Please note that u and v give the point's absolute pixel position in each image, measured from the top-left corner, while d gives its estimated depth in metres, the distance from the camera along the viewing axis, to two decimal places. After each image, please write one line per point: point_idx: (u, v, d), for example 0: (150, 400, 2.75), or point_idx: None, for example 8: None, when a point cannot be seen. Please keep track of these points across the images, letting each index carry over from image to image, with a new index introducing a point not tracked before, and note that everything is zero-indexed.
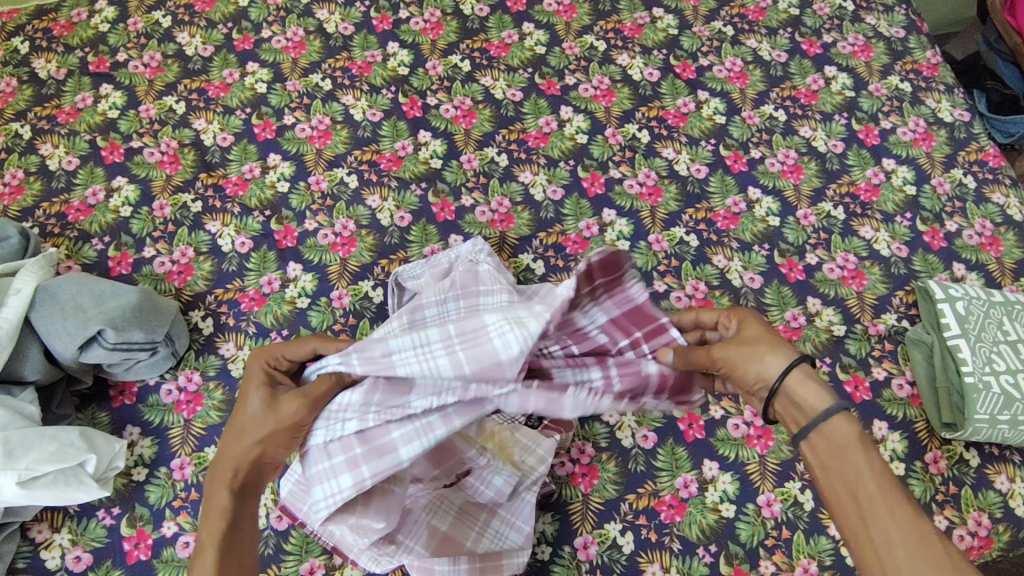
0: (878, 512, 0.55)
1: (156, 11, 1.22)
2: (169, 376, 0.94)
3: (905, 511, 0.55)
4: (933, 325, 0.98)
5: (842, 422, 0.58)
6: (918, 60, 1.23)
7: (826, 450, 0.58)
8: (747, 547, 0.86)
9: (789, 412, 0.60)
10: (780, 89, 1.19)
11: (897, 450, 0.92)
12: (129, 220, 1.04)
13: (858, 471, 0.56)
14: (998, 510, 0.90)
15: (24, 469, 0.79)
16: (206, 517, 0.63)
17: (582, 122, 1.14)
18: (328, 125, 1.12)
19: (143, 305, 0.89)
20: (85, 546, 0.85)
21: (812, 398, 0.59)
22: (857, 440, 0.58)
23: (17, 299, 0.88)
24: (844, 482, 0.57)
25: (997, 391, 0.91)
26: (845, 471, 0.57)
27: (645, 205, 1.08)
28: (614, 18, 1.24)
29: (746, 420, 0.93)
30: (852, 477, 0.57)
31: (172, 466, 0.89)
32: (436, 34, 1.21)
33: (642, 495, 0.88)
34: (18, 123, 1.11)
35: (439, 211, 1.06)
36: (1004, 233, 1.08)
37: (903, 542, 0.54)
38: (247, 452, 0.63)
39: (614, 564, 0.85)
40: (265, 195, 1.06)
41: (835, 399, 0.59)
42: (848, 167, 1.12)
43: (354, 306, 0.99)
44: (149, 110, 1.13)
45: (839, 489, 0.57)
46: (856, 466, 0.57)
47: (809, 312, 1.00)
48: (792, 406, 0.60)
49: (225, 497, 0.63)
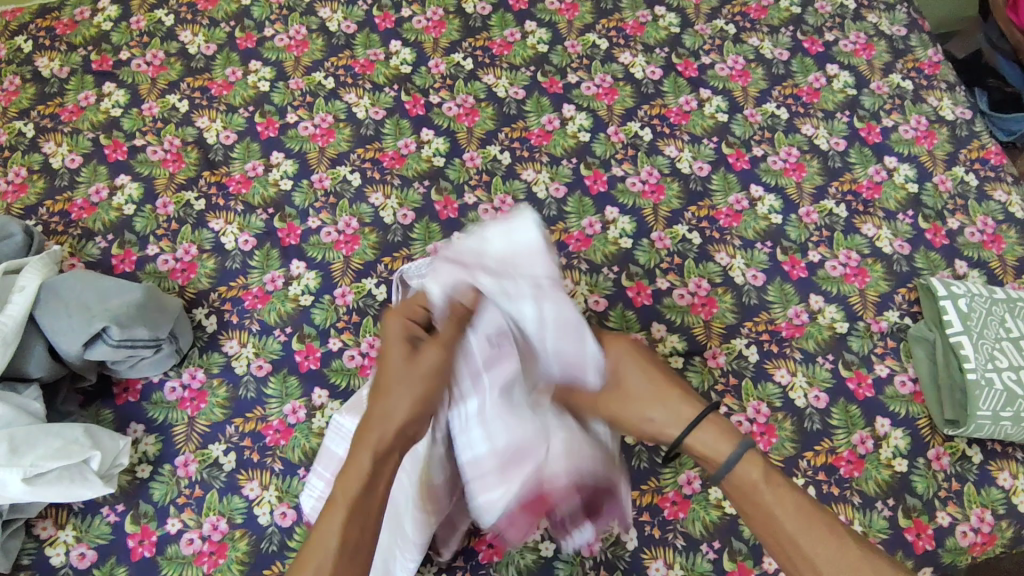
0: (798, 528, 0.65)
1: (158, 10, 1.22)
2: (173, 373, 0.94)
3: (807, 521, 0.65)
4: (935, 322, 0.98)
5: (744, 459, 0.70)
6: (920, 58, 1.23)
7: (733, 486, 0.70)
8: (750, 543, 0.87)
9: (702, 452, 0.74)
10: (782, 87, 1.19)
11: (900, 446, 0.93)
12: (132, 218, 1.04)
13: (774, 511, 0.66)
14: (1001, 507, 0.90)
15: (30, 465, 0.79)
16: (346, 477, 0.64)
17: (585, 120, 1.15)
18: (331, 123, 1.12)
19: (148, 302, 0.90)
20: (89, 542, 0.85)
21: (719, 432, 0.73)
22: (765, 473, 0.69)
23: (22, 296, 0.88)
24: (771, 502, 0.67)
25: (999, 388, 0.91)
26: (763, 495, 0.67)
27: (648, 203, 1.08)
28: (616, 17, 1.25)
29: (749, 417, 0.93)
30: (769, 511, 0.67)
31: (176, 462, 0.90)
32: (439, 32, 1.22)
33: (645, 491, 0.89)
34: (22, 122, 1.11)
35: (442, 208, 1.06)
36: (1006, 230, 1.08)
37: (810, 544, 0.64)
38: (394, 409, 0.68)
39: (618, 560, 0.85)
40: (268, 193, 1.06)
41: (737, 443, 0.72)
42: (850, 164, 1.12)
43: (357, 303, 0.99)
44: (151, 109, 1.13)
45: (780, 543, 0.66)
46: (769, 495, 0.67)
47: (812, 309, 1.00)
48: (700, 457, 0.74)
49: (365, 459, 0.65)
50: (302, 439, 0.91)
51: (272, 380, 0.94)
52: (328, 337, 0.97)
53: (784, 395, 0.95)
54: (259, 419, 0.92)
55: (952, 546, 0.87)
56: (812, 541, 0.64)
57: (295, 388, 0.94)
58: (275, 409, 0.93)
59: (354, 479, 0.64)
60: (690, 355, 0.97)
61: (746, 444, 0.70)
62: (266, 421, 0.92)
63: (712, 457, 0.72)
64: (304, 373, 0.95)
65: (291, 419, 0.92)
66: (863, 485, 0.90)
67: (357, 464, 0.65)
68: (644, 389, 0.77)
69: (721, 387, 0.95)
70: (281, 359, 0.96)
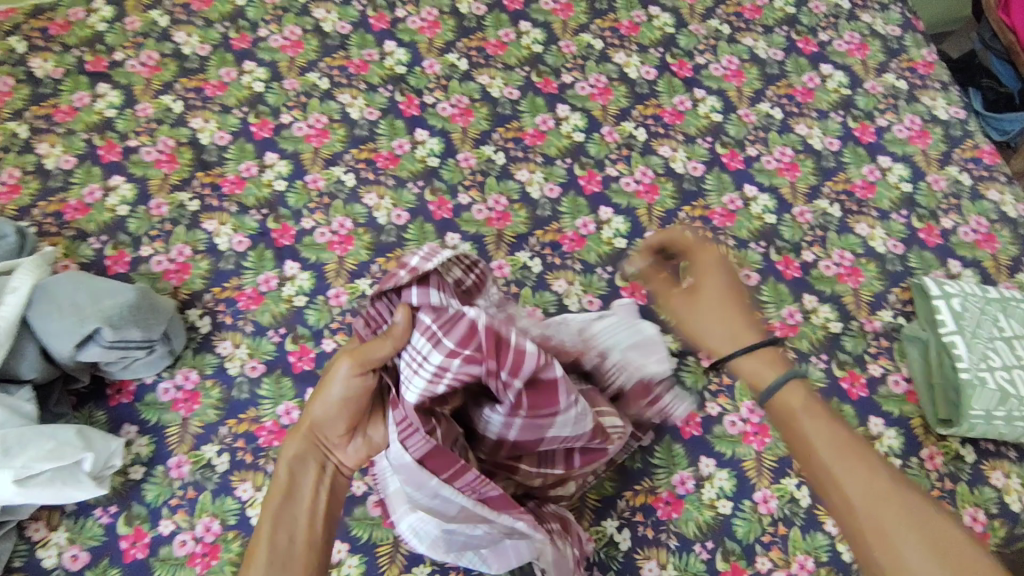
0: (864, 493, 0.58)
1: (153, 11, 1.22)
2: (166, 374, 0.94)
3: (867, 465, 0.60)
4: (928, 321, 0.98)
5: (795, 388, 0.66)
6: (914, 58, 1.23)
7: (801, 397, 0.65)
8: (744, 543, 0.86)
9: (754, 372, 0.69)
10: (776, 87, 1.19)
11: (894, 445, 0.93)
12: (126, 219, 1.04)
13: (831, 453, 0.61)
14: (994, 506, 0.90)
15: (21, 467, 0.79)
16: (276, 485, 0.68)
17: (579, 120, 1.15)
18: (325, 124, 1.12)
19: (141, 303, 0.89)
20: (82, 544, 0.85)
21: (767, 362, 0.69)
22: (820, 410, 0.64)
23: (14, 297, 0.88)
24: (813, 432, 0.63)
25: (993, 387, 0.91)
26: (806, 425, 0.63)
27: (642, 203, 1.08)
28: (611, 17, 1.25)
29: (742, 417, 0.93)
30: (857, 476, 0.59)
31: (169, 464, 0.90)
32: (433, 32, 1.22)
33: (639, 492, 0.89)
34: (15, 122, 1.11)
35: (436, 209, 1.06)
36: (999, 230, 1.08)
37: (859, 487, 0.59)
38: (315, 416, 0.68)
39: (611, 560, 0.85)
40: (262, 194, 1.07)
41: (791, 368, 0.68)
42: (844, 164, 1.12)
43: (351, 304, 0.99)
44: (146, 109, 1.13)
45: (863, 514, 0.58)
46: (829, 419, 0.63)
47: (806, 309, 1.01)
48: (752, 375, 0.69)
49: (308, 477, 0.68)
50: None
51: (265, 381, 0.94)
52: (322, 338, 0.97)
53: None
54: (253, 420, 0.92)
55: None
56: (876, 499, 0.58)
57: (289, 389, 0.94)
58: (269, 410, 0.92)
59: (276, 490, 0.67)
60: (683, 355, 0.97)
61: (795, 371, 0.67)
62: (260, 422, 0.92)
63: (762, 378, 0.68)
64: (298, 373, 0.95)
65: (285, 420, 0.92)
66: None
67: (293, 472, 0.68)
68: (715, 294, 0.76)
69: (714, 387, 0.95)
70: (274, 360, 0.96)
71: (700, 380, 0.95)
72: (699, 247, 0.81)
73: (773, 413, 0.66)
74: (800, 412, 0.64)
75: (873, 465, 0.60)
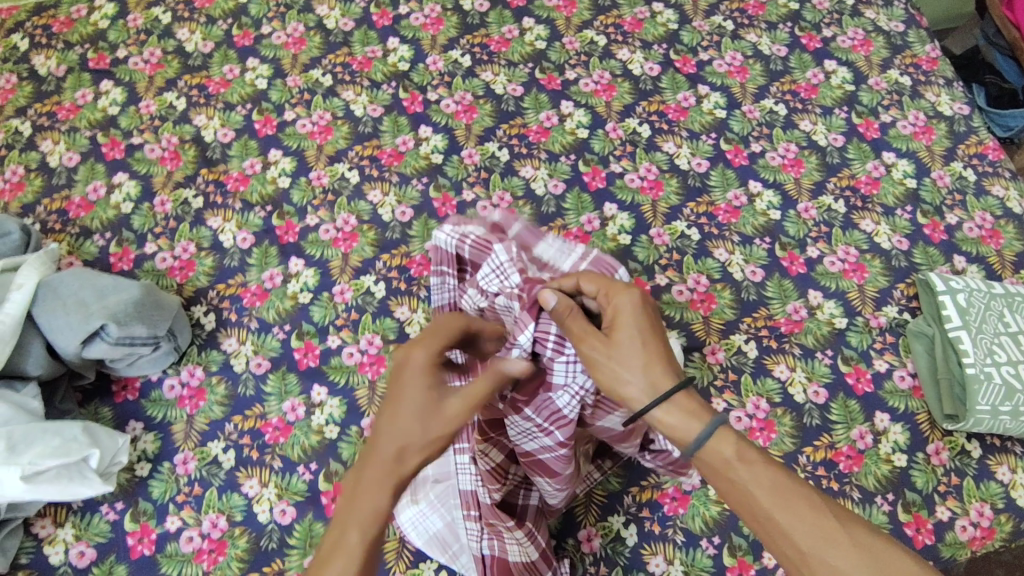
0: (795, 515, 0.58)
1: (155, 8, 1.22)
2: (171, 371, 0.94)
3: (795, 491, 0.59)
4: (934, 317, 0.98)
5: (724, 438, 0.62)
6: (918, 54, 1.23)
7: (728, 446, 0.62)
8: (750, 538, 0.86)
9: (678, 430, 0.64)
10: (780, 83, 1.19)
11: (899, 441, 0.93)
12: (130, 216, 1.04)
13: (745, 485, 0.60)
14: (1000, 501, 0.90)
15: (28, 463, 0.78)
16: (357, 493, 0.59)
17: (583, 117, 1.14)
18: (329, 120, 1.12)
19: (146, 300, 0.89)
20: (88, 541, 0.85)
21: (688, 410, 0.64)
22: (735, 451, 0.61)
23: (19, 294, 0.88)
24: (748, 483, 0.60)
25: (999, 381, 0.91)
26: (736, 472, 0.61)
27: (647, 199, 1.08)
28: (614, 13, 1.25)
29: (748, 413, 0.93)
30: (786, 512, 0.58)
31: (175, 460, 0.89)
32: (436, 29, 1.21)
33: (645, 487, 0.89)
34: (18, 120, 1.11)
35: (441, 205, 1.06)
36: (1004, 225, 1.08)
37: (808, 538, 0.57)
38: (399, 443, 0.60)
39: (617, 555, 0.85)
40: (266, 191, 1.06)
41: (706, 419, 0.63)
42: (848, 160, 1.12)
43: (356, 300, 0.99)
44: (149, 107, 1.13)
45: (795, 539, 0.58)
46: (767, 465, 0.61)
47: (811, 305, 1.01)
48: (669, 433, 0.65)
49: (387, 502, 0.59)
50: (302, 436, 0.91)
51: (271, 377, 0.94)
52: (327, 334, 0.97)
53: (784, 390, 0.95)
54: (259, 416, 0.92)
55: (951, 541, 0.87)
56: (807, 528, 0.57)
57: (294, 385, 0.94)
58: (274, 407, 0.92)
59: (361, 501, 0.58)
60: (689, 350, 0.97)
61: (718, 421, 0.62)
62: (266, 419, 0.92)
63: (682, 433, 0.64)
64: (303, 370, 0.95)
65: (291, 417, 0.92)
66: (862, 480, 0.90)
67: (375, 503, 0.58)
68: (634, 348, 0.66)
69: (720, 382, 0.95)
70: (279, 356, 0.95)
71: (706, 376, 0.95)
72: (615, 286, 0.69)
73: (704, 467, 0.63)
74: (730, 467, 0.61)
75: (815, 507, 0.58)
